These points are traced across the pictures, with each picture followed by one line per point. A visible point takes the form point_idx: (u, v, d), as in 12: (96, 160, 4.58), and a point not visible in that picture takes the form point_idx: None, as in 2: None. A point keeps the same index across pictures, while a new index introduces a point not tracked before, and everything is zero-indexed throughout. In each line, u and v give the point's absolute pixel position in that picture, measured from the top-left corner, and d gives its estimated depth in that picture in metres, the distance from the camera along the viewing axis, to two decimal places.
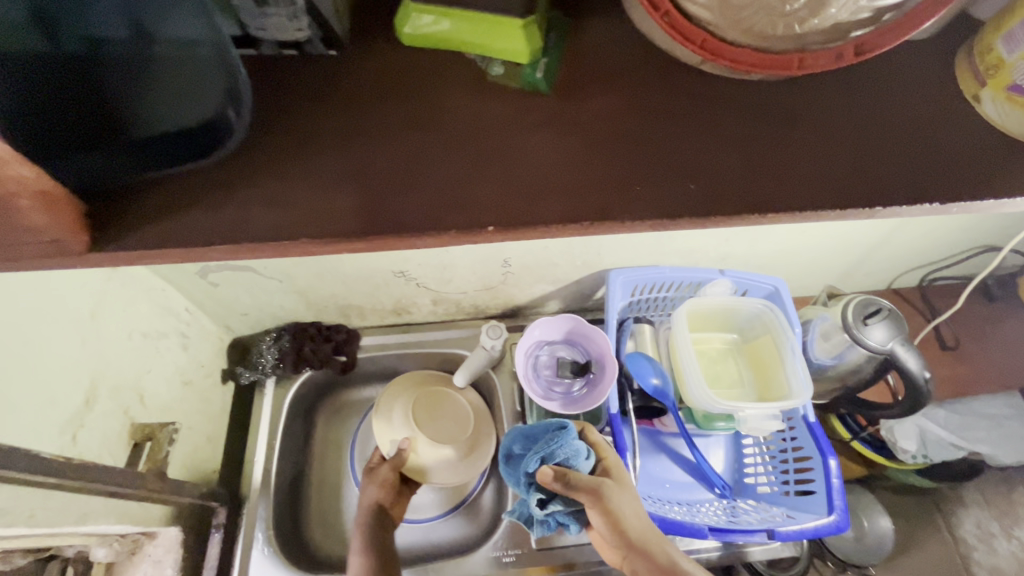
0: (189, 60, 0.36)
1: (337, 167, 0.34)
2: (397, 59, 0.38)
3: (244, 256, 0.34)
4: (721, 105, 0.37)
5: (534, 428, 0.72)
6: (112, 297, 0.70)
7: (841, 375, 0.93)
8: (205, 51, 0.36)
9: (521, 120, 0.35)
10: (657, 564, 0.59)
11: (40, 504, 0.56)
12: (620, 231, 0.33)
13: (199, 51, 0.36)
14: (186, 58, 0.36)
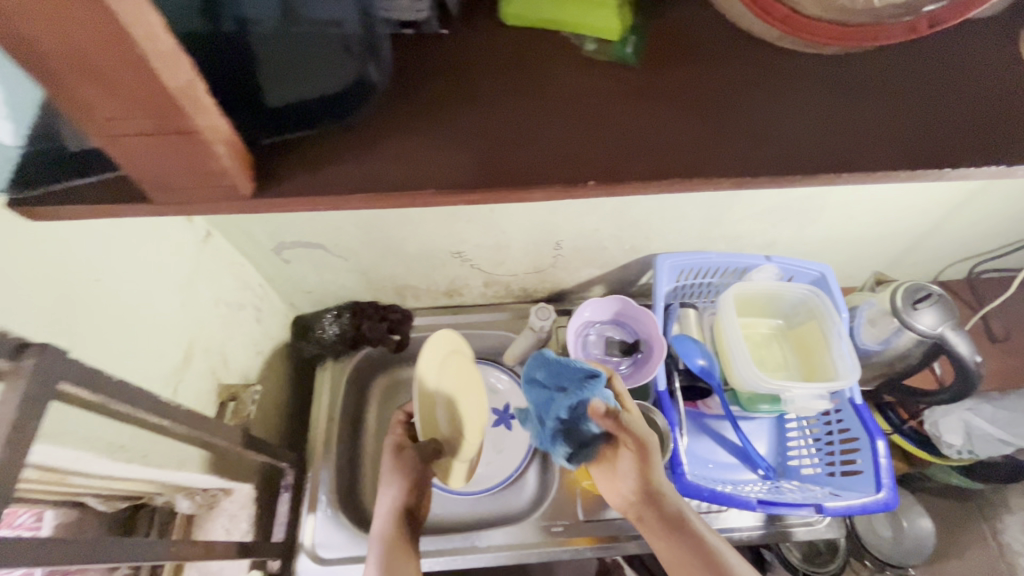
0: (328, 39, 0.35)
1: (456, 128, 0.38)
2: (507, 39, 0.42)
3: (370, 205, 0.37)
4: (796, 77, 0.40)
5: (562, 364, 0.71)
6: (204, 267, 0.76)
7: (889, 360, 0.94)
8: (358, 24, 0.35)
9: (622, 91, 0.39)
10: (670, 517, 0.63)
11: (151, 445, 0.62)
12: (702, 187, 0.37)
13: (353, 31, 0.35)
14: (339, 41, 0.35)
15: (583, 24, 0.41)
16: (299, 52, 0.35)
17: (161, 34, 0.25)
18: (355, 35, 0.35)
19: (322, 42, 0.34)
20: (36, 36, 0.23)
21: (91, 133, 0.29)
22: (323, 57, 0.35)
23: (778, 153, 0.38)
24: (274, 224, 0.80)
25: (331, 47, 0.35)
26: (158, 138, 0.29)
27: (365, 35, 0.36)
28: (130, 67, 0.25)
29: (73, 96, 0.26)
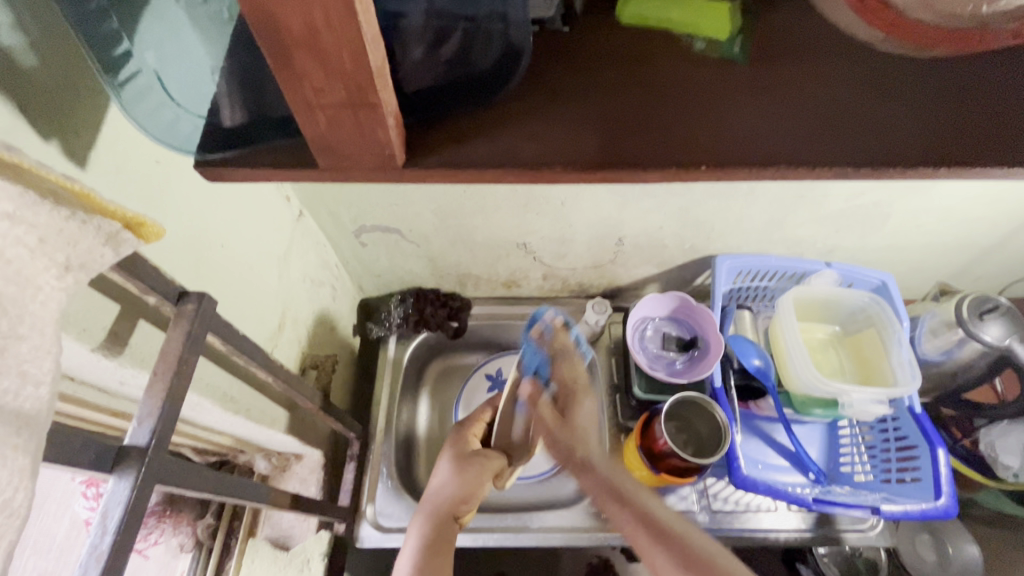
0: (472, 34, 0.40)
1: (578, 114, 0.42)
2: (625, 37, 0.45)
3: (502, 179, 0.41)
4: (895, 77, 0.43)
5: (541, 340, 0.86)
6: (297, 243, 0.82)
7: (951, 371, 0.93)
8: (455, 45, 0.40)
9: (733, 86, 0.43)
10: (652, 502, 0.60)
11: (254, 400, 0.67)
12: (807, 176, 0.40)
13: (451, 49, 0.40)
14: (435, 60, 0.40)
15: (696, 28, 0.45)
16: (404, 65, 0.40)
17: (372, 16, 0.29)
18: (447, 55, 0.40)
19: (415, 60, 0.40)
20: (288, 16, 0.28)
21: (292, 102, 0.34)
22: (420, 70, 0.40)
23: (881, 147, 0.40)
24: (359, 207, 0.85)
25: (428, 62, 0.40)
26: (348, 108, 0.34)
27: (457, 52, 0.40)
28: (352, 42, 0.29)
29: (293, 69, 0.31)
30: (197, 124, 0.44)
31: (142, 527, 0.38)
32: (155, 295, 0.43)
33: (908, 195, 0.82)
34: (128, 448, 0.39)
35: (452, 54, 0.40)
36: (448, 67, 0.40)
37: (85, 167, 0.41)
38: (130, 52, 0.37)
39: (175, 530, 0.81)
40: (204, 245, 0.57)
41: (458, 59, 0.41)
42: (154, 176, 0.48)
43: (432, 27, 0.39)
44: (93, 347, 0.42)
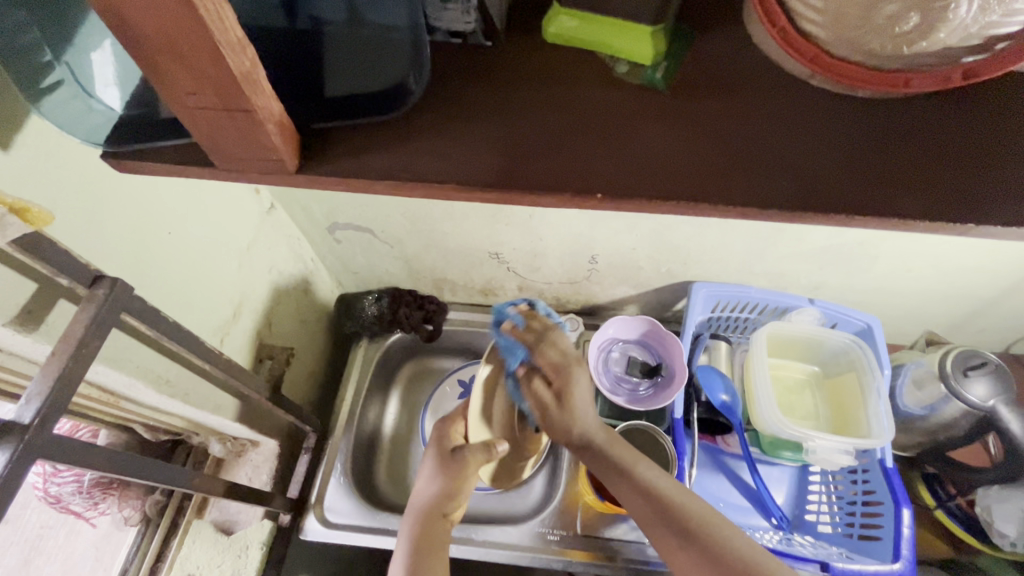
0: (381, 43, 0.40)
1: (484, 133, 0.41)
2: (548, 58, 0.44)
3: (398, 192, 0.41)
4: (822, 115, 0.41)
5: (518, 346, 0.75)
6: (264, 235, 0.84)
7: (932, 428, 0.88)
8: (362, 56, 0.41)
9: (646, 117, 0.41)
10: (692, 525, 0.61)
11: (194, 386, 0.69)
12: (709, 213, 0.39)
13: (401, 38, 0.40)
14: (391, 44, 0.40)
15: (621, 49, 0.43)
16: (353, 51, 0.41)
17: (230, 24, 0.30)
18: (406, 44, 0.40)
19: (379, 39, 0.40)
20: (138, 19, 0.28)
21: (169, 103, 0.34)
22: (377, 48, 0.40)
23: (793, 189, 0.38)
24: (330, 205, 0.86)
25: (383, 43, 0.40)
26: (222, 112, 0.34)
27: (413, 42, 0.40)
28: (206, 49, 0.30)
29: (159, 70, 0.32)
30: (111, 117, 0.44)
31: (13, 501, 0.39)
32: (64, 277, 0.44)
33: (891, 237, 0.78)
34: (10, 425, 0.40)
35: (410, 44, 0.40)
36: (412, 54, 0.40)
37: (9, 148, 0.42)
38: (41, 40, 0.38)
39: (122, 503, 0.82)
40: (147, 232, 0.58)
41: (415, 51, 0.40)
42: (90, 162, 0.50)
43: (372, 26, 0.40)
44: (3, 321, 0.44)
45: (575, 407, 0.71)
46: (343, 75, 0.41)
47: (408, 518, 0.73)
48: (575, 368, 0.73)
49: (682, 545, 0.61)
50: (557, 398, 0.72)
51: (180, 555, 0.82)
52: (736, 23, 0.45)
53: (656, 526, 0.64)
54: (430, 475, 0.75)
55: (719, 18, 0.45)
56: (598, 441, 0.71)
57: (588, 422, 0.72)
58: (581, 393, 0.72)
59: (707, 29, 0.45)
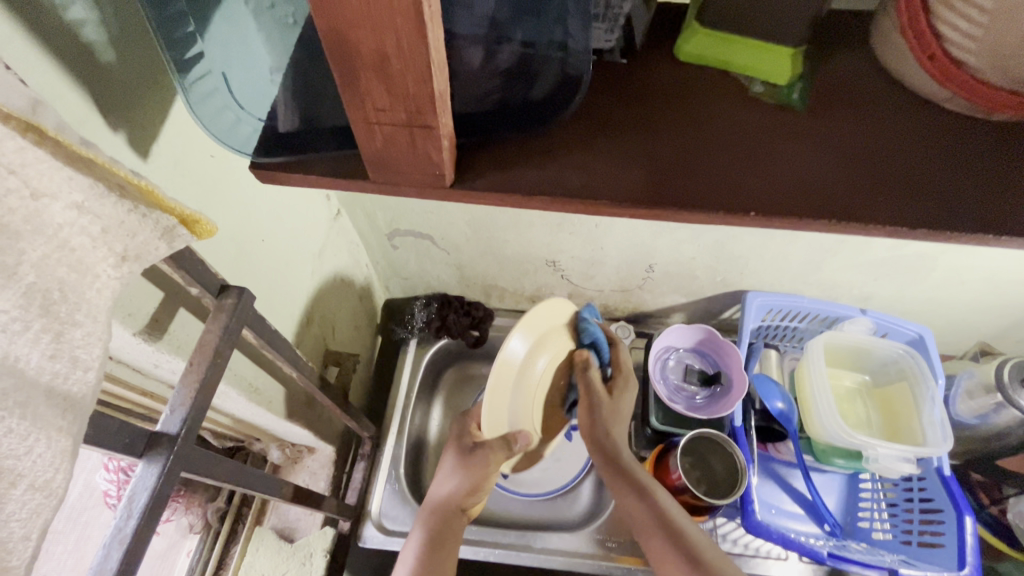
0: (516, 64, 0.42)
1: (627, 151, 0.42)
2: (678, 81, 0.46)
3: (547, 207, 0.41)
4: (956, 138, 0.42)
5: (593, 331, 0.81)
6: (332, 242, 0.84)
7: (984, 437, 0.90)
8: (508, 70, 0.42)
9: (783, 137, 0.43)
10: (687, 540, 0.64)
11: (275, 393, 0.69)
12: (855, 232, 0.39)
13: (512, 51, 0.42)
14: (495, 66, 0.42)
15: (751, 67, 0.45)
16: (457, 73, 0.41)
17: (440, 45, 0.30)
18: (506, 64, 0.42)
19: (474, 65, 0.41)
20: (361, 38, 0.29)
21: (351, 118, 0.35)
22: (477, 81, 0.42)
23: (934, 207, 0.39)
24: (394, 211, 0.86)
25: (484, 74, 0.42)
26: (405, 129, 0.35)
27: (517, 63, 0.42)
28: (418, 68, 0.30)
29: (358, 87, 0.32)
30: (257, 127, 0.46)
31: (163, 512, 0.39)
32: (198, 287, 0.44)
33: (952, 252, 0.80)
34: (159, 435, 0.40)
35: (513, 61, 0.42)
36: (504, 78, 0.42)
37: (146, 159, 0.43)
38: (202, 53, 0.39)
39: (186, 511, 0.81)
40: (247, 239, 0.58)
41: (518, 72, 0.42)
42: (210, 170, 0.50)
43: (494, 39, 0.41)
44: (135, 331, 0.43)
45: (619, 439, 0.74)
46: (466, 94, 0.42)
47: (421, 517, 0.74)
48: (620, 404, 0.76)
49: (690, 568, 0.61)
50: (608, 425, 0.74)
51: (245, 562, 0.82)
52: (864, 46, 0.47)
53: (659, 542, 0.65)
54: (450, 471, 0.78)
55: (842, 43, 0.47)
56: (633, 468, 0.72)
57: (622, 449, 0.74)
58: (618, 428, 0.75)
59: (833, 51, 0.47)
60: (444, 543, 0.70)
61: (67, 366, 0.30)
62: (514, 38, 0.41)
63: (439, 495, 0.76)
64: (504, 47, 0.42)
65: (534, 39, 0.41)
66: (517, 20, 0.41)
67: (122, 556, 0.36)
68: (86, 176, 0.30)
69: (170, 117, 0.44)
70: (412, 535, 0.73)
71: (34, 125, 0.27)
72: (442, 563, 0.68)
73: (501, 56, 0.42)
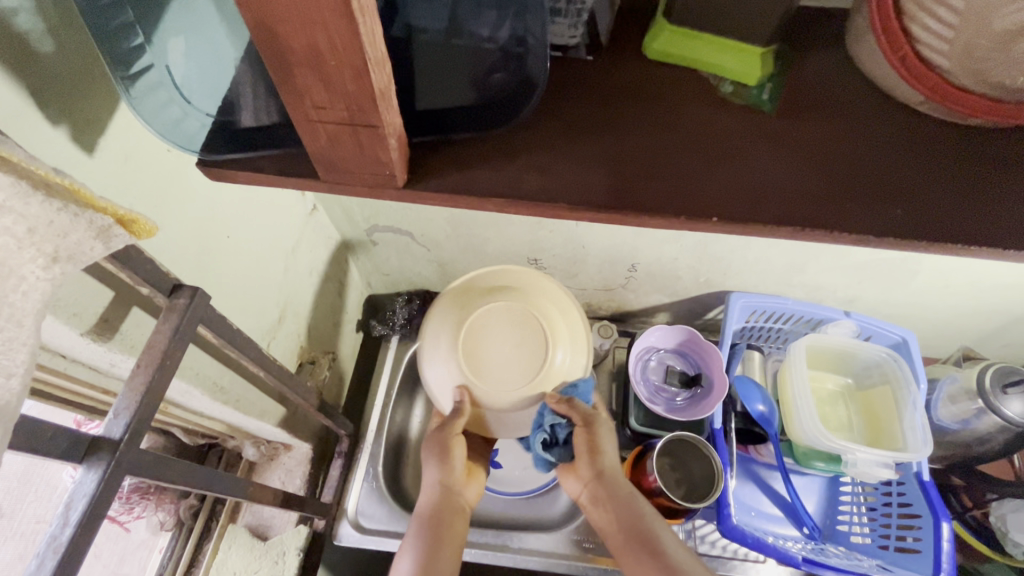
0: (479, 56, 0.39)
1: (592, 151, 0.41)
2: (646, 80, 0.44)
3: (505, 208, 0.40)
4: (928, 142, 0.41)
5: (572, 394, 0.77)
6: (307, 237, 0.82)
7: (965, 441, 0.89)
8: (474, 66, 0.40)
9: (750, 140, 0.41)
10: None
11: (243, 391, 0.68)
12: (820, 239, 0.38)
13: (485, 49, 0.39)
14: (473, 53, 0.39)
15: (725, 66, 0.43)
16: (445, 55, 0.40)
17: (377, 40, 0.29)
18: (501, 43, 0.38)
19: (473, 40, 0.39)
20: (289, 33, 0.27)
21: (292, 115, 0.33)
22: (473, 56, 0.39)
23: (900, 214, 0.38)
24: (372, 207, 0.85)
25: (482, 47, 0.39)
26: (348, 127, 0.33)
27: (508, 44, 0.38)
28: (354, 65, 0.29)
29: (294, 83, 0.31)
30: (205, 123, 0.44)
31: (105, 520, 0.38)
32: (148, 287, 0.43)
33: (935, 256, 0.79)
34: (101, 439, 0.39)
35: (505, 44, 0.38)
36: (501, 55, 0.39)
37: (92, 154, 0.41)
38: (145, 45, 0.38)
39: (157, 508, 0.81)
40: (208, 235, 0.57)
41: (511, 55, 0.39)
42: (165, 166, 0.48)
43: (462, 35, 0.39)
44: (82, 331, 0.42)
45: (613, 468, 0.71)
46: (441, 88, 0.40)
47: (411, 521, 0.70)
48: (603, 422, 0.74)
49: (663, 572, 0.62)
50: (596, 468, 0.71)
51: (216, 560, 0.80)
52: (841, 45, 0.45)
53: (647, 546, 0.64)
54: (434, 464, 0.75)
55: (813, 40, 0.46)
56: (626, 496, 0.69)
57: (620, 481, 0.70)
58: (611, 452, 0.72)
59: (809, 50, 0.45)
60: (441, 531, 0.68)
61: None
62: (488, 35, 0.39)
63: (426, 491, 0.74)
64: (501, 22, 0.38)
65: (524, 27, 0.37)
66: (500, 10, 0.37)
67: (56, 565, 0.35)
68: (6, 173, 0.29)
69: (117, 112, 0.43)
70: (407, 535, 0.68)
71: None
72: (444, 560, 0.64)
73: (494, 40, 0.38)
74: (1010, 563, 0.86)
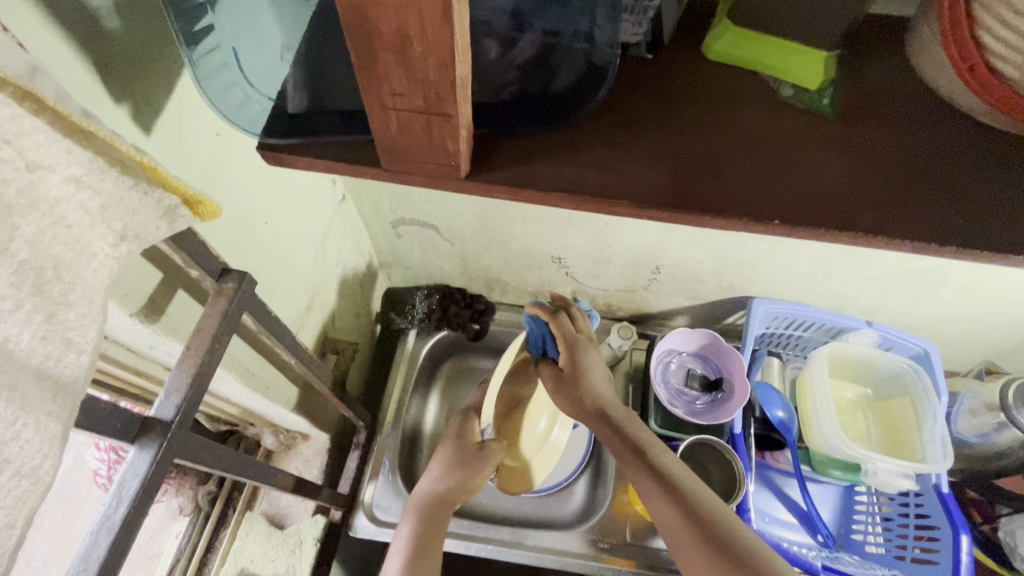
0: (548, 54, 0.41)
1: (652, 149, 0.41)
2: (706, 81, 0.44)
3: (565, 204, 0.40)
4: (992, 155, 0.41)
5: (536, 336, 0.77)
6: (336, 227, 0.82)
7: (985, 455, 0.89)
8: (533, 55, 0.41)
9: (812, 145, 0.41)
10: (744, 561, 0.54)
11: (271, 379, 0.67)
12: (884, 248, 0.38)
13: (539, 42, 0.41)
14: (525, 53, 0.41)
15: (783, 69, 0.43)
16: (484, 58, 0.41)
17: (465, 30, 0.29)
18: (524, 57, 0.41)
19: (490, 57, 0.41)
20: (382, 16, 0.27)
21: (366, 101, 0.33)
22: (494, 71, 0.41)
23: (964, 226, 0.38)
24: (400, 200, 0.84)
25: (501, 65, 0.41)
26: (423, 115, 0.34)
27: (537, 55, 0.41)
28: (439, 53, 0.29)
29: (375, 68, 0.31)
30: (266, 107, 0.44)
31: (155, 501, 0.38)
32: (199, 271, 0.43)
33: (965, 268, 0.78)
34: (153, 420, 0.40)
35: (534, 53, 0.41)
36: (522, 71, 0.41)
37: (149, 133, 0.41)
38: (211, 26, 0.38)
39: (177, 492, 0.82)
40: (249, 220, 0.57)
41: (543, 60, 0.41)
42: (214, 149, 0.48)
43: (516, 29, 0.41)
44: (131, 312, 0.42)
45: (589, 377, 0.70)
46: (482, 80, 0.41)
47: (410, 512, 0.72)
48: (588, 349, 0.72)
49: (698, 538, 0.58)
50: (575, 370, 0.71)
51: (233, 547, 0.81)
52: (900, 54, 0.46)
53: (663, 507, 0.62)
54: (440, 467, 0.75)
55: (872, 46, 0.46)
56: (620, 415, 0.70)
57: (602, 394, 0.71)
58: (596, 372, 0.72)
59: (868, 56, 0.46)
60: (434, 535, 0.68)
61: (59, 348, 0.28)
62: (537, 30, 0.41)
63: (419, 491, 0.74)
64: (526, 36, 0.41)
65: (560, 29, 0.41)
66: (546, 10, 0.41)
67: (109, 545, 0.35)
68: (86, 149, 0.28)
69: (174, 94, 0.43)
70: (401, 525, 0.70)
71: (31, 93, 0.25)
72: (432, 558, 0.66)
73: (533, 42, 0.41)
74: None
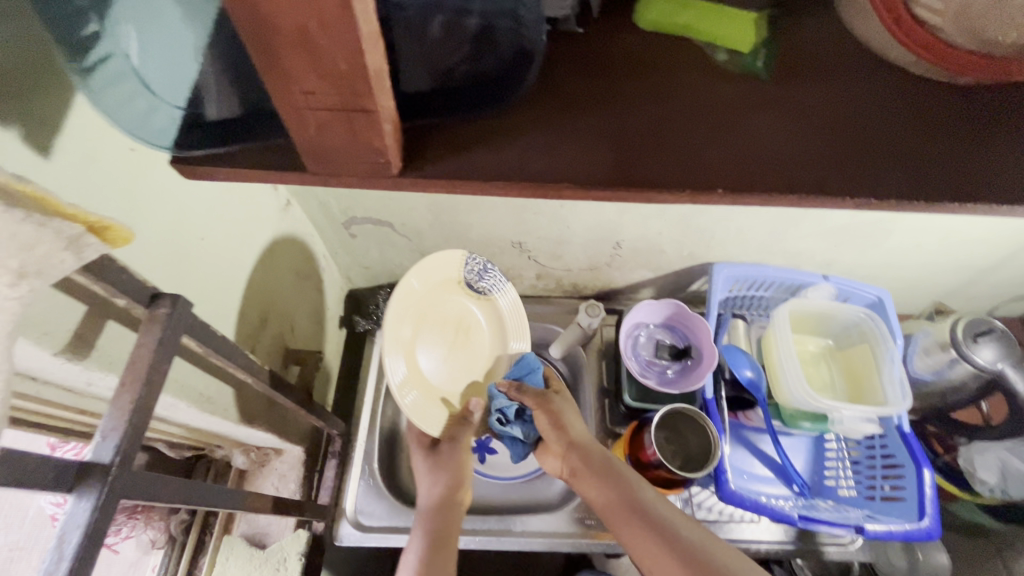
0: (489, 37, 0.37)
1: (589, 126, 0.40)
2: (638, 53, 0.43)
3: (506, 188, 0.38)
4: (921, 104, 0.41)
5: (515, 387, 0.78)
6: (284, 234, 0.78)
7: (940, 391, 0.93)
8: (472, 33, 0.37)
9: (749, 108, 0.41)
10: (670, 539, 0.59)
11: (229, 400, 0.65)
12: (827, 206, 0.38)
13: (470, 27, 0.37)
14: (458, 34, 0.37)
15: (720, 35, 0.43)
16: (422, 40, 0.37)
17: (371, 17, 0.27)
18: (469, 35, 0.37)
19: (434, 39, 0.37)
20: (278, 13, 0.25)
21: (279, 103, 0.31)
22: (435, 52, 0.37)
23: (899, 177, 0.38)
24: (349, 200, 0.82)
25: (445, 45, 0.37)
26: (340, 112, 0.31)
27: (479, 34, 0.37)
28: (346, 45, 0.27)
29: (281, 66, 0.28)
30: (176, 117, 0.41)
31: (103, 550, 0.36)
32: (125, 299, 0.40)
33: (910, 216, 0.80)
34: (91, 464, 0.37)
35: (474, 34, 0.37)
36: (470, 47, 0.37)
37: (49, 156, 0.38)
38: (100, 33, 0.35)
39: (146, 526, 0.79)
40: (182, 238, 0.53)
41: (481, 41, 0.37)
42: (128, 166, 0.45)
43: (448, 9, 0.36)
44: (55, 352, 0.39)
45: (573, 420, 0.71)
46: (423, 66, 0.38)
47: (418, 520, 0.71)
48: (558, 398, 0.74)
49: (645, 529, 0.61)
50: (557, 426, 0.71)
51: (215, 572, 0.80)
52: (830, 9, 0.45)
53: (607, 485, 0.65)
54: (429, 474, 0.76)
55: (801, 5, 0.46)
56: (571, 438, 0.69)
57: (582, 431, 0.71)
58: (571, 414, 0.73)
59: (797, 15, 0.45)
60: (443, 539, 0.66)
61: None
62: (472, 11, 0.36)
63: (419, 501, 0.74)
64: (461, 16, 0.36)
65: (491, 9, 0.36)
66: None
67: None
68: None
69: (72, 109, 0.39)
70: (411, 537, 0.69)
71: None
72: (446, 560, 0.64)
73: (464, 25, 0.37)
74: (977, 500, 0.92)
